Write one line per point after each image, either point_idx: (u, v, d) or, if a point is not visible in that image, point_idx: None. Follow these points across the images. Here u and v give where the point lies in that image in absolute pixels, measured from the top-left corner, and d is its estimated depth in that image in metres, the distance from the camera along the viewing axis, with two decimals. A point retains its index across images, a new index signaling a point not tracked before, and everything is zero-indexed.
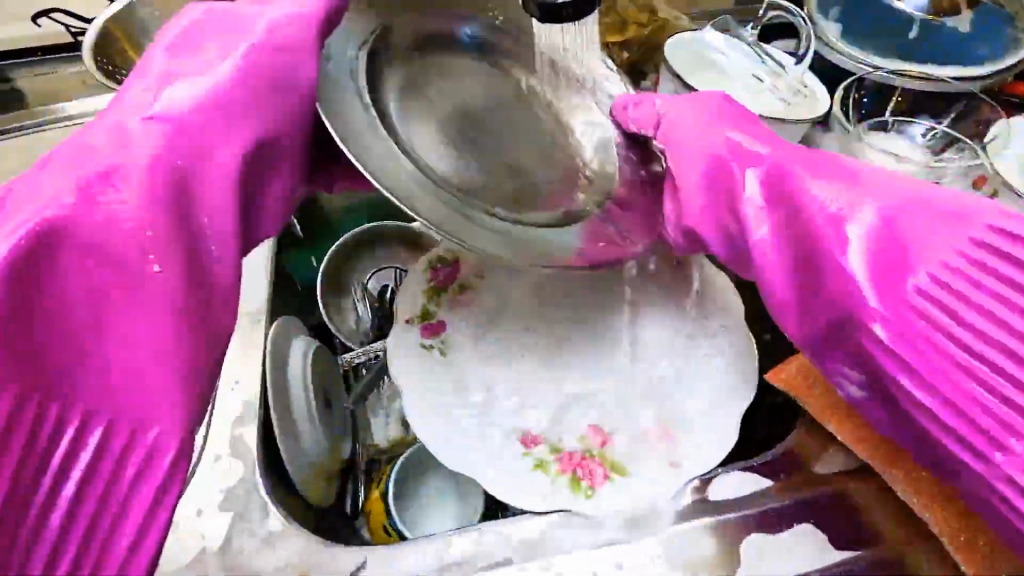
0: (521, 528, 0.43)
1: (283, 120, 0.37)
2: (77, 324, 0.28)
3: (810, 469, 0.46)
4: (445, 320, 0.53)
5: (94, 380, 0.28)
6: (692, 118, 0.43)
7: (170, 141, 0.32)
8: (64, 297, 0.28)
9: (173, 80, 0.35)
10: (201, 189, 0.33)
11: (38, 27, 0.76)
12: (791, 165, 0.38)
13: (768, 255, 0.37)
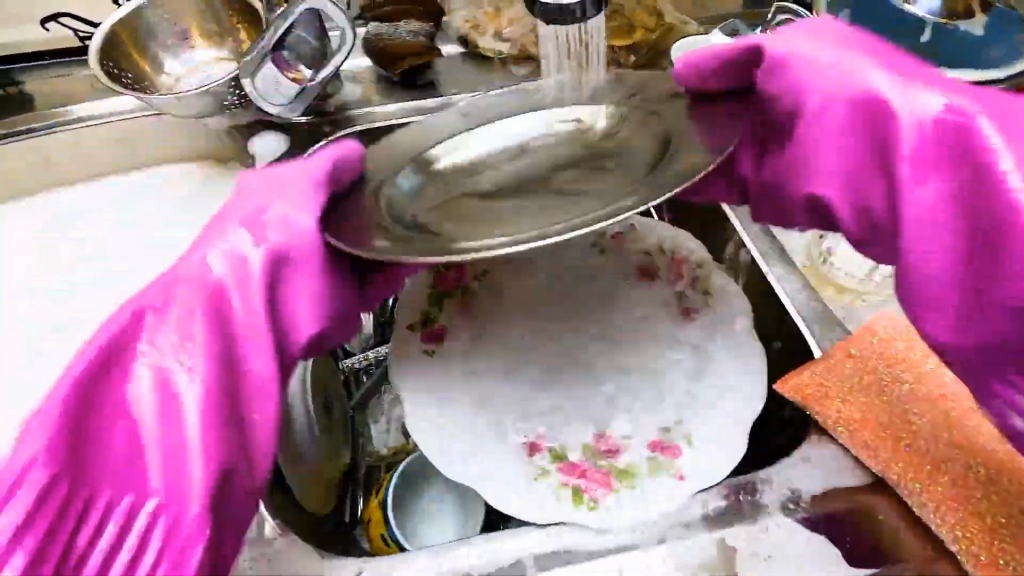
0: (523, 539, 0.42)
1: (297, 237, 0.40)
2: (128, 446, 0.35)
3: (828, 481, 0.44)
4: (447, 325, 0.52)
5: (137, 490, 0.35)
6: (829, 73, 0.42)
7: (205, 279, 0.38)
8: (114, 428, 0.35)
9: (223, 225, 0.41)
10: (232, 323, 0.38)
11: (47, 30, 0.76)
12: (971, 123, 0.36)
13: (932, 220, 0.36)
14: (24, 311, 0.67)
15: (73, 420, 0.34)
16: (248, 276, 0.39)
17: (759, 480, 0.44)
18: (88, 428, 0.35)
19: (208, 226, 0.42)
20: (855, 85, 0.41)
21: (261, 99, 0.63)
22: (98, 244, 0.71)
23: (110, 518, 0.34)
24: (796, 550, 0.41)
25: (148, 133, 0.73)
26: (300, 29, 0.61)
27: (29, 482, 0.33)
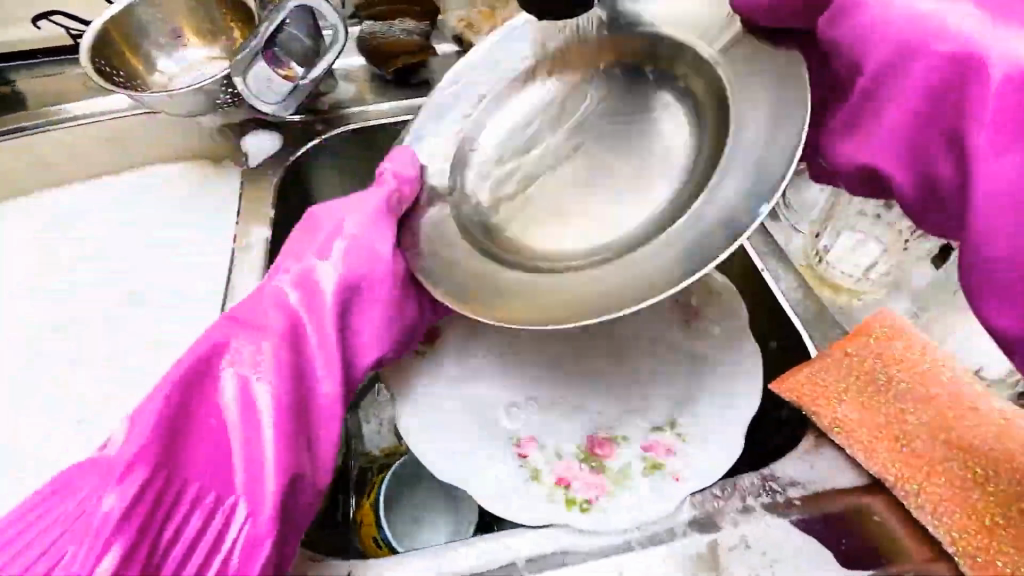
0: (518, 540, 0.41)
1: (373, 260, 0.44)
2: (218, 449, 0.37)
3: (826, 481, 0.44)
4: (441, 324, 0.51)
5: (220, 491, 0.36)
6: (913, 13, 0.35)
7: (290, 297, 0.42)
8: (206, 431, 0.37)
9: (305, 247, 0.44)
10: (314, 337, 0.41)
11: (38, 28, 0.76)
12: None
13: (1011, 191, 0.29)
14: (18, 312, 0.66)
15: (170, 420, 0.36)
16: (328, 299, 0.42)
17: (761, 481, 0.44)
18: (184, 429, 0.36)
19: (289, 246, 0.45)
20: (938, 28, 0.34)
21: (253, 98, 0.62)
22: (93, 244, 0.70)
23: (191, 518, 0.35)
24: (796, 553, 0.41)
25: (140, 131, 0.72)
26: (292, 26, 0.61)
27: (127, 476, 0.34)
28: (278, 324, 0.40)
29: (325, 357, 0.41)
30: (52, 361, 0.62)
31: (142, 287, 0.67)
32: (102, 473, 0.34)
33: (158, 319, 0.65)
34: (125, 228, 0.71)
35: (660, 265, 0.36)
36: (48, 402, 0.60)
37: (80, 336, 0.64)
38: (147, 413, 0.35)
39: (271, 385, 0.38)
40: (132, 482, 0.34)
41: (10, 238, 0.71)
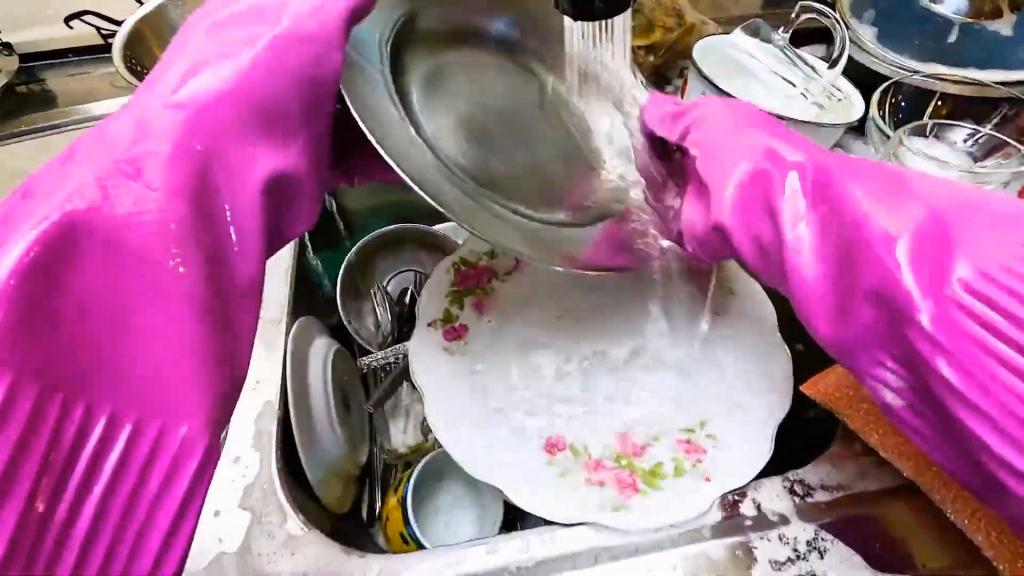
0: (551, 537, 0.42)
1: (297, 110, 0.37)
2: (91, 316, 0.27)
3: (855, 484, 0.44)
4: (468, 322, 0.52)
5: (100, 367, 0.27)
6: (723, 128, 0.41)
7: (194, 122, 0.33)
8: (77, 286, 0.27)
9: (200, 66, 0.35)
10: (227, 184, 0.33)
11: (71, 28, 0.77)
12: (836, 172, 0.35)
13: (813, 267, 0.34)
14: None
15: (22, 272, 0.26)
16: (249, 152, 0.35)
17: (782, 485, 0.44)
18: (42, 297, 0.27)
19: (177, 67, 0.36)
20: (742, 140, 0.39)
21: None
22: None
23: (71, 417, 0.26)
24: (824, 555, 0.41)
25: None
26: None
27: None
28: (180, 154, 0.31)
29: (243, 214, 0.33)
30: None
31: None
32: None
33: None
34: None
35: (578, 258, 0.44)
36: None
37: None
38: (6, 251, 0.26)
39: (172, 223, 0.29)
40: None
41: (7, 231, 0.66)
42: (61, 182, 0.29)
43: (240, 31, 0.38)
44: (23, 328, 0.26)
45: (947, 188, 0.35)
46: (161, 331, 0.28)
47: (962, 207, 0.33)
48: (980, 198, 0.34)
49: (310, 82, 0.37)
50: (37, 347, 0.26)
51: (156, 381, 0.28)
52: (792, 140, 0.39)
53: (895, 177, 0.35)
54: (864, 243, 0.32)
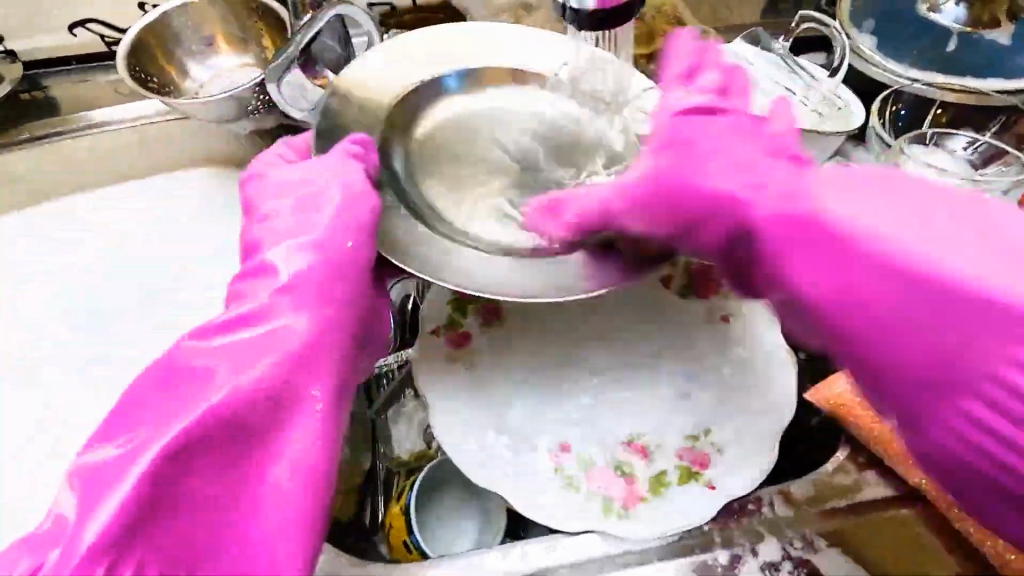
0: (556, 546, 0.43)
1: (354, 264, 0.42)
2: (201, 497, 0.34)
3: (861, 495, 0.44)
4: (473, 330, 0.52)
5: (222, 541, 0.33)
6: (674, 174, 0.40)
7: (279, 303, 0.39)
8: (197, 476, 0.34)
9: (275, 244, 0.43)
10: (305, 362, 0.38)
11: (75, 36, 0.75)
12: (800, 237, 0.35)
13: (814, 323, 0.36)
14: (28, 325, 0.66)
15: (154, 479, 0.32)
16: (319, 318, 0.39)
17: (779, 497, 0.44)
18: (159, 493, 0.32)
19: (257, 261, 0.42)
20: (696, 188, 0.39)
21: (284, 105, 0.62)
22: (109, 240, 0.71)
23: None
24: (815, 551, 0.43)
25: (172, 138, 0.74)
26: (326, 35, 0.63)
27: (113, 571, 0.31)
28: (269, 342, 0.38)
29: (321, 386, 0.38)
30: (77, 368, 0.64)
31: (164, 286, 0.69)
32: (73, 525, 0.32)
33: (184, 318, 0.67)
34: (149, 226, 0.72)
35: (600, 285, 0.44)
36: (73, 403, 0.63)
37: (100, 340, 0.66)
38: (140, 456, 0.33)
39: (264, 409, 0.36)
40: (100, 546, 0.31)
41: (7, 233, 0.71)
42: (179, 380, 0.36)
43: (295, 194, 0.45)
44: (152, 518, 0.32)
45: (922, 234, 0.32)
46: (267, 502, 0.34)
47: (972, 268, 0.31)
48: (954, 251, 0.31)
49: (359, 245, 0.42)
50: (172, 530, 0.33)
51: (255, 548, 0.33)
52: (734, 173, 0.39)
53: (888, 226, 0.33)
54: (864, 313, 0.33)
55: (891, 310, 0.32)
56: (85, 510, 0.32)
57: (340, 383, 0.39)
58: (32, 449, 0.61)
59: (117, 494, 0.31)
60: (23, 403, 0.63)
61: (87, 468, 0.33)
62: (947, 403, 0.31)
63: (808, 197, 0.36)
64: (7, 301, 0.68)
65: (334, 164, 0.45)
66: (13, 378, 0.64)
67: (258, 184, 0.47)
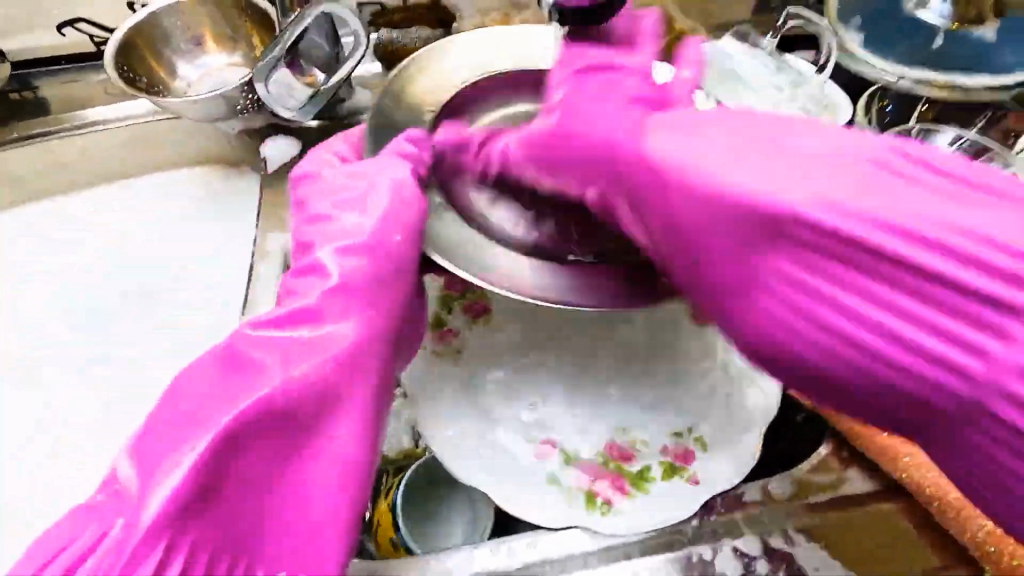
0: (539, 542, 0.42)
1: (404, 265, 0.43)
2: (252, 485, 0.33)
3: (842, 489, 0.44)
4: (459, 327, 0.52)
5: (268, 529, 0.33)
6: (570, 116, 0.41)
7: (331, 296, 0.39)
8: (250, 460, 0.33)
9: (326, 237, 0.43)
10: (358, 358, 0.38)
11: (64, 36, 0.75)
12: (667, 178, 0.36)
13: (691, 265, 0.36)
14: (26, 326, 0.66)
15: (210, 464, 0.31)
16: (373, 313, 0.40)
17: (761, 491, 0.44)
18: (218, 475, 0.32)
19: (308, 257, 0.42)
20: (581, 133, 0.40)
21: (272, 102, 0.62)
22: (109, 240, 0.71)
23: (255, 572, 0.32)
24: (791, 544, 0.42)
25: (164, 136, 0.73)
26: (313, 32, 0.63)
27: (171, 550, 0.30)
28: (321, 336, 0.37)
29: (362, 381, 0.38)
30: (77, 368, 0.64)
31: (155, 286, 0.69)
32: (122, 502, 0.31)
33: (178, 317, 0.67)
34: (144, 225, 0.72)
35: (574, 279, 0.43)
36: (73, 402, 0.63)
37: (100, 340, 0.66)
38: (195, 437, 0.32)
39: (316, 397, 0.35)
40: (155, 523, 0.30)
41: (7, 233, 0.71)
42: (230, 362, 0.35)
43: (348, 188, 0.45)
44: (205, 502, 0.31)
45: (724, 150, 0.34)
46: (311, 493, 0.34)
47: (758, 179, 0.32)
48: (821, 184, 0.31)
49: (402, 250, 0.42)
50: (221, 517, 0.32)
51: (303, 531, 0.33)
52: (607, 111, 0.40)
53: (700, 144, 0.35)
54: (737, 256, 0.33)
55: (691, 213, 0.34)
56: (145, 484, 0.31)
57: (382, 381, 0.39)
58: (33, 448, 0.61)
59: (179, 472, 0.30)
60: (23, 402, 0.63)
61: (138, 450, 0.32)
62: (749, 291, 0.33)
63: (723, 143, 0.35)
64: (7, 301, 0.68)
65: (387, 165, 0.45)
66: (13, 378, 0.64)
67: (313, 183, 0.47)
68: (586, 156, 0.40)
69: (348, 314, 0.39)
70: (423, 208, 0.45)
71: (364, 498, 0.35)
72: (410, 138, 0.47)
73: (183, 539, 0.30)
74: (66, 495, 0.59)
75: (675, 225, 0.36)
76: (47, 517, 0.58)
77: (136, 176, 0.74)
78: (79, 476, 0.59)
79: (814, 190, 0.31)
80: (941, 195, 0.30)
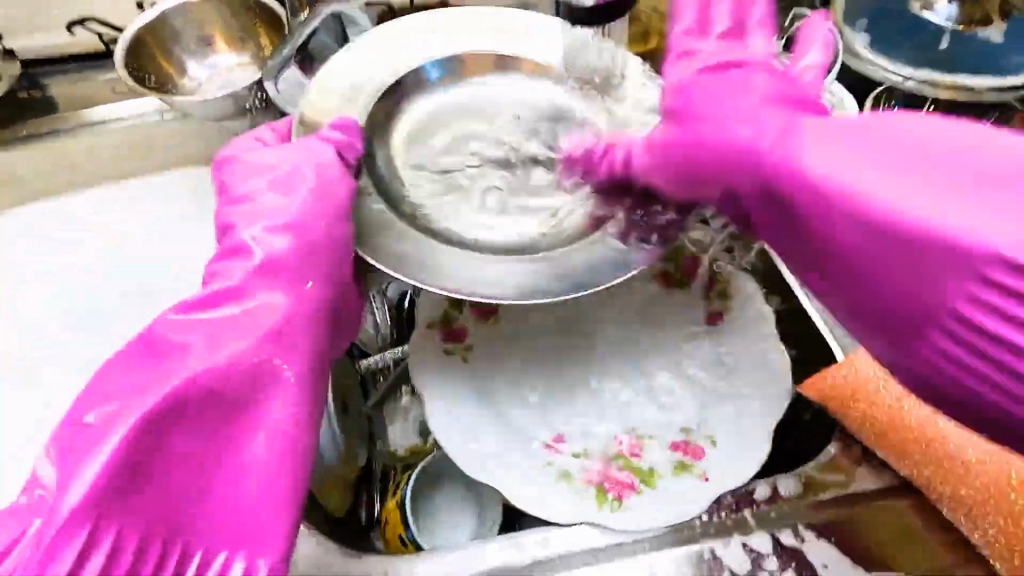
0: (548, 538, 0.43)
1: (338, 245, 0.42)
2: (184, 464, 0.34)
3: (851, 486, 0.44)
4: (469, 324, 0.52)
5: (201, 509, 0.34)
6: (681, 105, 0.38)
7: (261, 277, 0.40)
8: (176, 442, 0.34)
9: (258, 220, 0.42)
10: (285, 337, 0.38)
11: (72, 34, 0.74)
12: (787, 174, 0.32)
13: (814, 273, 0.32)
14: (26, 326, 0.66)
15: (133, 443, 0.32)
16: (301, 292, 0.40)
17: (770, 489, 0.44)
18: (144, 455, 0.33)
19: (234, 239, 0.41)
20: (689, 128, 0.37)
21: (281, 101, 0.62)
22: (109, 240, 0.71)
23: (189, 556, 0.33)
24: (803, 541, 0.42)
25: (165, 139, 0.75)
26: (322, 32, 0.63)
27: (95, 534, 0.31)
28: (246, 315, 0.38)
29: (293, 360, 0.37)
30: (78, 369, 0.64)
31: (154, 287, 0.69)
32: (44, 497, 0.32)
33: None
34: (145, 226, 0.72)
35: (558, 276, 0.44)
36: None
37: (98, 340, 0.66)
38: (117, 422, 0.32)
39: (238, 377, 0.35)
40: (77, 505, 0.30)
41: (7, 233, 0.70)
42: (150, 347, 0.36)
43: (285, 171, 0.44)
44: (128, 481, 0.32)
45: (900, 164, 0.28)
46: (250, 468, 0.34)
47: (950, 210, 0.26)
48: (975, 202, 0.26)
49: (336, 227, 0.42)
50: (150, 498, 0.33)
51: (238, 510, 0.34)
52: (740, 111, 0.35)
53: (876, 156, 0.29)
54: (867, 268, 0.28)
55: (859, 234, 0.28)
56: (67, 472, 0.31)
57: (316, 356, 0.39)
58: (34, 449, 0.60)
59: (103, 457, 0.31)
60: (24, 403, 0.62)
61: (63, 437, 0.32)
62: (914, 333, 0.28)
63: (857, 133, 0.30)
64: (7, 301, 0.67)
65: (309, 148, 0.44)
66: (13, 378, 0.63)
67: (233, 168, 0.45)
68: (698, 158, 0.36)
69: (277, 291, 0.39)
70: (347, 192, 0.44)
71: (306, 476, 0.35)
72: (340, 125, 0.46)
73: (107, 521, 0.31)
74: None
75: (837, 246, 0.29)
76: None
77: (136, 176, 0.74)
78: None
79: (998, 223, 0.25)
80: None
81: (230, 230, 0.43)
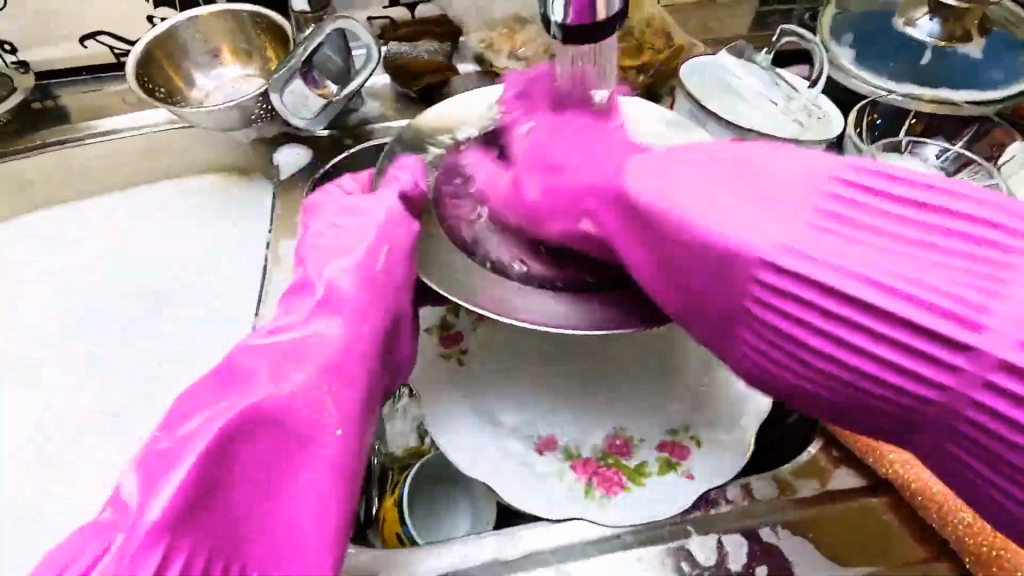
0: (536, 534, 0.44)
1: (399, 280, 0.46)
2: (249, 483, 0.35)
3: (828, 485, 0.46)
4: (463, 329, 0.53)
5: (264, 533, 0.35)
6: (543, 142, 0.47)
7: (336, 308, 0.43)
8: (245, 466, 0.35)
9: (332, 258, 0.46)
10: (349, 368, 0.41)
11: (85, 47, 0.74)
12: (645, 203, 0.38)
13: (694, 291, 0.36)
14: (23, 327, 0.69)
15: (208, 470, 0.33)
16: (362, 325, 0.43)
17: (744, 490, 0.46)
18: (217, 476, 0.33)
19: (305, 277, 0.46)
20: (563, 164, 0.45)
21: (285, 111, 0.65)
22: (109, 241, 0.74)
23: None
24: (777, 536, 0.44)
25: (173, 146, 0.75)
26: (326, 46, 0.66)
27: (166, 554, 0.31)
28: (315, 343, 0.41)
29: (352, 393, 0.40)
30: (78, 369, 0.67)
31: (144, 290, 0.72)
32: (118, 520, 0.32)
33: (179, 318, 0.70)
34: (147, 231, 0.75)
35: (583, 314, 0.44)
36: (71, 405, 0.65)
37: (97, 340, 0.69)
38: (194, 444, 0.33)
39: (312, 404, 0.38)
40: (153, 526, 0.31)
41: (7, 233, 0.75)
42: (230, 373, 0.38)
43: (358, 215, 0.49)
44: (197, 506, 0.32)
45: (714, 187, 0.36)
46: (308, 497, 0.36)
47: (727, 221, 0.34)
48: (773, 220, 0.34)
49: (400, 260, 0.47)
50: (216, 520, 0.33)
51: (296, 535, 0.35)
52: (598, 156, 0.44)
53: (692, 181, 0.37)
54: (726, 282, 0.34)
55: (682, 247, 0.36)
56: (149, 490, 0.32)
57: (369, 391, 0.42)
58: (32, 448, 0.63)
59: (182, 473, 0.32)
60: (24, 402, 0.66)
61: (149, 453, 0.34)
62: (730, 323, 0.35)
63: (694, 167, 0.38)
64: (7, 301, 0.71)
65: (382, 195, 0.49)
66: (13, 378, 0.67)
67: (314, 215, 0.51)
68: (568, 197, 0.43)
69: (343, 321, 0.43)
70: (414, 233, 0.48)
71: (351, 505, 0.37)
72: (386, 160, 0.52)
73: (176, 545, 0.32)
74: (73, 486, 0.62)
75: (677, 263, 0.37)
76: (51, 506, 0.61)
77: (144, 184, 0.77)
78: (83, 469, 0.63)
79: (771, 236, 0.33)
80: (909, 245, 0.32)
81: (303, 267, 0.47)
